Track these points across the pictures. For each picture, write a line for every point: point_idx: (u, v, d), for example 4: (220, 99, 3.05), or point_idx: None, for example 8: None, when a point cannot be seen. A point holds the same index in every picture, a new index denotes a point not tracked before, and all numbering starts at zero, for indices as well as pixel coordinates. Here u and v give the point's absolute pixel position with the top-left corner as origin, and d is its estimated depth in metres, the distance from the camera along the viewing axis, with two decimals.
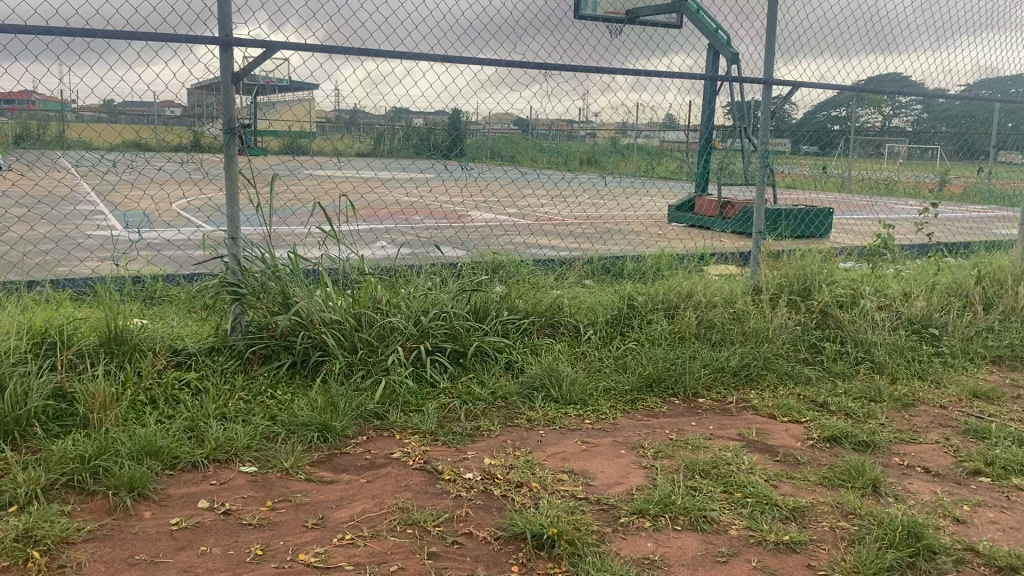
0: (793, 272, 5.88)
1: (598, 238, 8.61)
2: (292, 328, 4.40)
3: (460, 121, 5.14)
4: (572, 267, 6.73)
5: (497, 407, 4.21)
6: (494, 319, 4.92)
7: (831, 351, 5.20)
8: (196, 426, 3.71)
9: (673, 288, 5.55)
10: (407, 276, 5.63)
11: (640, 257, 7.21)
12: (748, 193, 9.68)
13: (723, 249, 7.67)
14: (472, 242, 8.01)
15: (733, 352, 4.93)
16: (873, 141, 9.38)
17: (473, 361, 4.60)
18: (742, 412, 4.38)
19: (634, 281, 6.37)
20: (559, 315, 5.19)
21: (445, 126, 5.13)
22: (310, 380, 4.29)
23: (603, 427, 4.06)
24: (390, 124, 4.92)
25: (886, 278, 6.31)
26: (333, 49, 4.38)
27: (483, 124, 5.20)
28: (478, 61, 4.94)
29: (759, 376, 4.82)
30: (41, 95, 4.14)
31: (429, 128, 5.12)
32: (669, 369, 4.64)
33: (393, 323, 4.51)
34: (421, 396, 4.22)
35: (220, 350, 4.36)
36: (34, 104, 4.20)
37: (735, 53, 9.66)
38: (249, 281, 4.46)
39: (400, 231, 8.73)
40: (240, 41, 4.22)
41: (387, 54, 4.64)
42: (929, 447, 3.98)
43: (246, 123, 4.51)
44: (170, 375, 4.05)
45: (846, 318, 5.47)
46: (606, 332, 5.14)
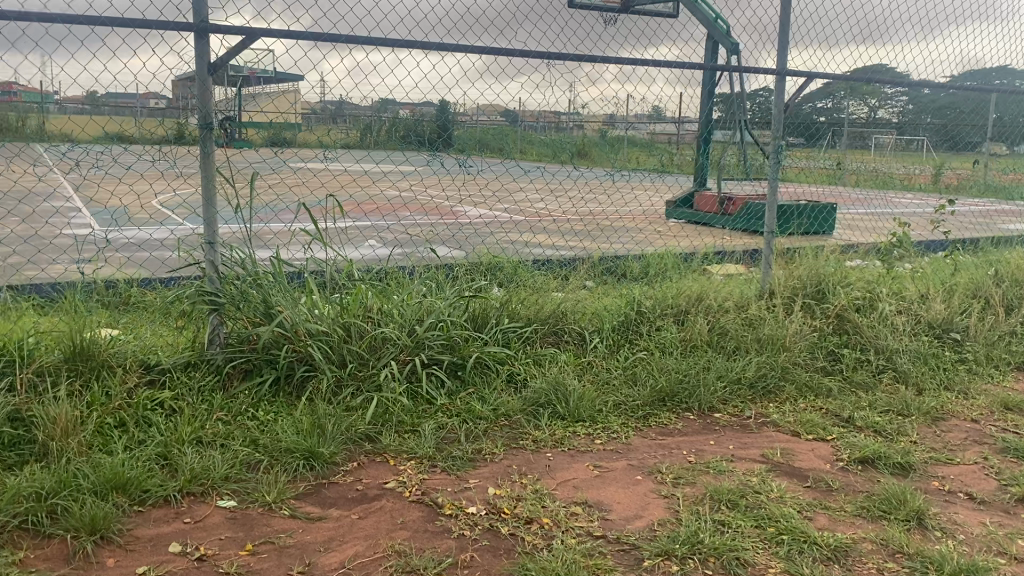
0: (806, 273, 5.57)
1: (597, 235, 8.30)
2: (275, 340, 4.04)
3: (448, 110, 4.81)
4: (573, 268, 6.40)
5: (499, 426, 3.87)
6: (493, 327, 4.58)
7: (852, 360, 4.89)
8: (169, 453, 3.36)
9: (682, 292, 5.22)
10: (399, 280, 5.28)
11: (642, 257, 6.91)
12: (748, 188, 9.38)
13: (728, 248, 7.37)
14: (466, 242, 7.68)
15: (749, 361, 4.61)
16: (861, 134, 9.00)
17: (472, 374, 4.26)
18: (763, 429, 4.06)
19: (638, 283, 6.05)
20: (562, 322, 4.86)
21: (434, 118, 4.79)
22: (295, 397, 3.94)
23: (615, 448, 3.74)
24: (377, 116, 4.58)
25: (901, 278, 6.00)
26: (318, 36, 4.01)
27: (469, 116, 4.87)
28: (470, 49, 4.60)
29: (778, 387, 4.50)
30: (22, 86, 3.78)
31: (416, 120, 4.74)
32: (682, 382, 4.31)
33: (385, 334, 4.17)
34: (416, 415, 3.88)
35: (197, 364, 3.99)
36: (16, 95, 3.84)
37: (735, 43, 9.32)
38: (228, 289, 4.09)
39: (390, 229, 8.38)
40: (216, 28, 3.85)
41: (374, 41, 4.30)
42: (969, 469, 3.67)
43: (229, 114, 4.21)
44: (141, 394, 3.69)
45: (865, 323, 5.16)
46: (613, 340, 4.81)
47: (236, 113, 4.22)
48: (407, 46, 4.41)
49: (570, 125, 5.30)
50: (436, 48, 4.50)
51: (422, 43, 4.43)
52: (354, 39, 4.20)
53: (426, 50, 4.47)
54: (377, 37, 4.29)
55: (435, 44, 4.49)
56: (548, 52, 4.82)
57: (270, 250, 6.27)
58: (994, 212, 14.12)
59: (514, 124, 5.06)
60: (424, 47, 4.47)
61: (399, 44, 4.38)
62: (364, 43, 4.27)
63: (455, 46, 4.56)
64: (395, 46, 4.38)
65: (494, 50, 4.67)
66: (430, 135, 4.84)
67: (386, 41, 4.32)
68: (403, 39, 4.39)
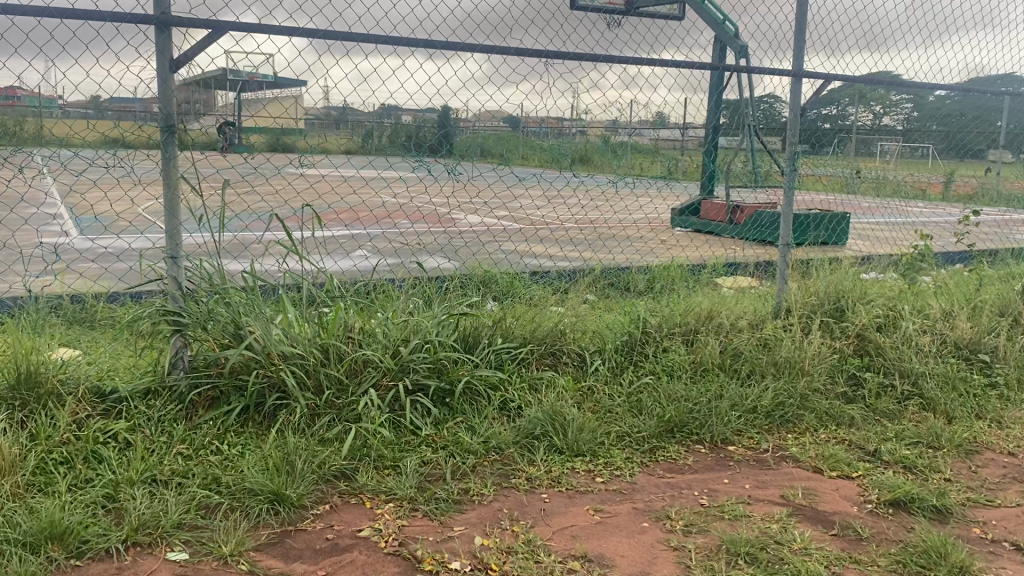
0: (822, 289, 5.20)
1: (599, 246, 7.94)
2: (244, 364, 3.68)
3: (449, 117, 4.44)
4: (574, 282, 6.05)
5: (490, 462, 3.50)
6: (485, 348, 4.21)
7: (874, 385, 4.51)
8: (118, 495, 2.99)
9: (691, 309, 4.85)
10: (387, 295, 4.92)
11: (646, 269, 6.55)
12: (757, 196, 9.03)
13: (737, 260, 7.01)
14: (461, 252, 7.32)
15: (764, 387, 4.24)
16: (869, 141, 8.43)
17: (461, 401, 3.89)
18: (781, 464, 3.69)
19: (643, 298, 5.69)
20: (561, 342, 4.48)
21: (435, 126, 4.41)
22: (265, 428, 3.58)
23: (618, 488, 3.37)
24: (378, 122, 4.23)
25: (924, 294, 5.63)
26: (291, 31, 3.65)
27: (472, 120, 4.48)
28: (461, 46, 4.23)
29: (796, 417, 4.13)
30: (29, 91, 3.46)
31: (418, 125, 4.37)
32: (692, 412, 3.95)
33: (366, 357, 3.80)
34: (399, 449, 3.51)
35: (158, 392, 3.63)
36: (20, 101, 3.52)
37: (743, 45, 8.96)
38: (193, 308, 3.73)
39: (383, 237, 8.03)
40: (179, 20, 3.49)
41: (355, 37, 3.92)
42: (1012, 513, 3.30)
43: (230, 119, 3.89)
44: (92, 426, 3.33)
45: (887, 344, 4.79)
46: (616, 362, 4.44)
47: (236, 115, 3.86)
48: (392, 43, 4.04)
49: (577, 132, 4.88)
50: (425, 47, 4.13)
51: (409, 40, 4.06)
52: (332, 35, 3.82)
53: (414, 48, 4.10)
54: (358, 32, 3.91)
55: (424, 41, 4.12)
56: (547, 50, 4.46)
57: (252, 261, 5.93)
58: (1007, 222, 13.76)
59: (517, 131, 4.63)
60: (412, 45, 4.10)
61: (386, 42, 4.01)
62: (344, 39, 3.90)
63: (445, 43, 4.19)
64: (380, 43, 4.00)
65: (489, 47, 4.30)
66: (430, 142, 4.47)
67: (370, 38, 3.94)
68: (388, 35, 4.02)
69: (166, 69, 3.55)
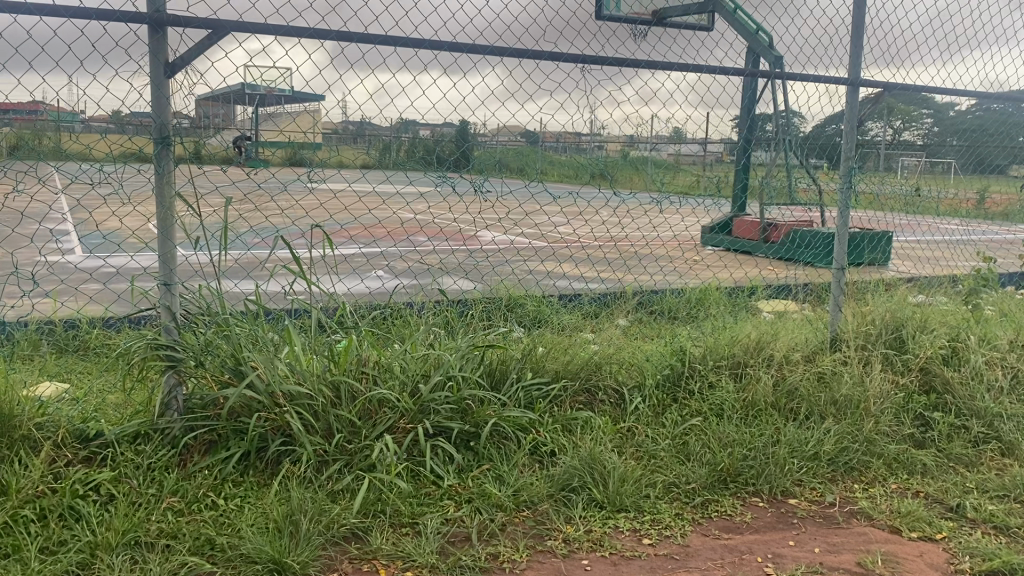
0: (879, 318, 4.75)
1: (627, 267, 7.53)
2: (246, 404, 3.28)
3: (467, 131, 4.05)
4: (604, 309, 5.63)
5: (520, 519, 3.08)
6: (513, 384, 3.80)
7: (945, 426, 4.05)
8: (95, 561, 2.59)
9: (737, 340, 4.42)
10: (406, 323, 4.52)
11: (682, 292, 6.13)
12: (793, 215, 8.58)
13: (777, 284, 6.59)
14: (482, 273, 6.93)
15: (824, 430, 3.80)
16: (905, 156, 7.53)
17: (488, 445, 3.47)
18: (852, 523, 3.24)
19: (681, 325, 5.27)
20: (596, 377, 4.06)
21: (460, 140, 4.03)
22: (269, 477, 3.18)
23: (669, 552, 2.93)
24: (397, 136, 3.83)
25: (989, 322, 5.15)
26: (301, 32, 3.28)
27: (490, 135, 4.09)
28: (487, 50, 3.85)
29: (862, 465, 3.68)
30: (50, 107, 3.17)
31: (436, 140, 4.00)
32: (747, 460, 3.52)
33: (382, 395, 3.40)
34: (417, 503, 3.10)
35: (149, 435, 3.24)
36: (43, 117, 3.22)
37: (778, 56, 8.53)
38: (188, 341, 3.35)
39: (400, 256, 7.66)
40: (174, 19, 3.12)
41: (372, 38, 3.54)
42: None
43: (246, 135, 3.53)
44: (72, 476, 2.94)
45: (957, 379, 4.32)
46: (657, 399, 4.00)
47: (253, 135, 3.54)
48: (412, 46, 3.66)
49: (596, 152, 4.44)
50: (447, 49, 3.74)
51: (431, 43, 3.68)
52: (346, 36, 3.44)
53: (436, 51, 3.72)
54: (375, 33, 3.53)
55: (447, 43, 3.74)
56: (581, 55, 4.09)
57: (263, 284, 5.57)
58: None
59: (537, 150, 4.26)
60: (433, 48, 3.72)
61: (406, 45, 3.62)
62: (358, 41, 3.52)
63: (469, 47, 3.81)
64: (400, 44, 3.62)
65: (518, 52, 3.92)
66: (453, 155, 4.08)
67: (388, 40, 3.56)
68: (407, 36, 3.64)
69: (161, 74, 3.18)
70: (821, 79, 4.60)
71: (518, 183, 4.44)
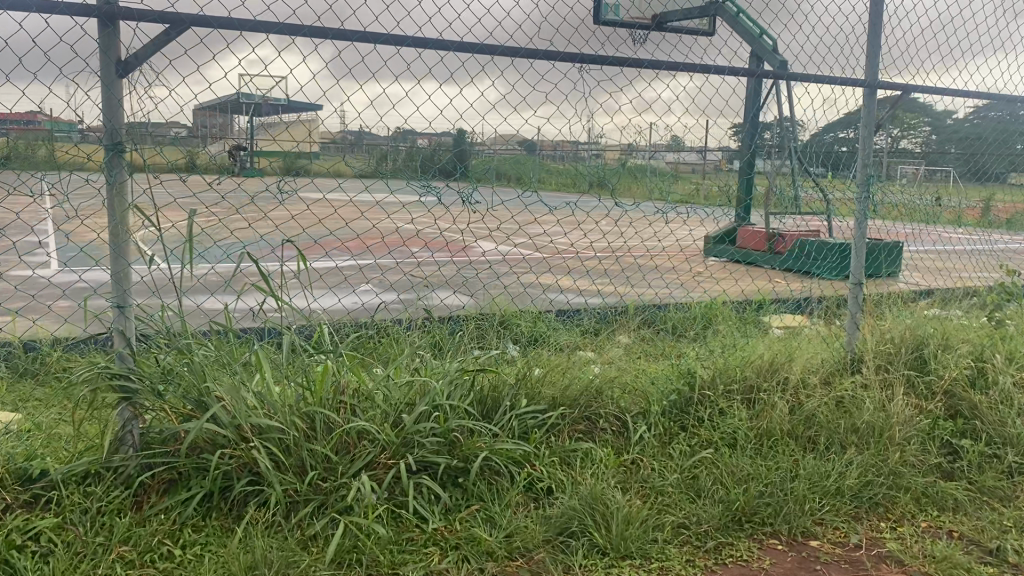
0: (898, 338, 4.45)
1: (627, 280, 7.23)
2: (209, 439, 2.96)
3: (464, 139, 3.74)
4: (604, 326, 5.32)
5: (512, 569, 2.76)
6: (506, 413, 3.48)
7: (976, 456, 3.72)
8: None
9: (749, 361, 4.11)
10: (392, 342, 4.20)
11: (685, 307, 5.82)
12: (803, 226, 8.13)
13: (785, 298, 6.28)
14: (476, 286, 6.62)
15: (845, 462, 3.48)
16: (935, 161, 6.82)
17: (477, 482, 3.15)
18: (882, 569, 2.92)
19: (685, 344, 4.96)
20: (597, 404, 3.74)
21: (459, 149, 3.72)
22: (234, 521, 2.86)
23: None
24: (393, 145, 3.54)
25: (1014, 339, 4.83)
26: (269, 27, 2.98)
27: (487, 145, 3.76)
28: (476, 47, 3.54)
29: (889, 500, 3.35)
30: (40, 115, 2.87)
31: (434, 150, 3.69)
32: (763, 497, 3.20)
33: (362, 427, 3.09)
34: (397, 550, 2.78)
35: (101, 474, 2.92)
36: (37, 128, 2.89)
37: (781, 61, 8.23)
38: (146, 369, 3.03)
39: (391, 268, 7.35)
40: (126, 12, 2.82)
41: (349, 35, 3.23)
42: None
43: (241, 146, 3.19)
44: (8, 524, 2.62)
45: (985, 403, 3.99)
46: (664, 428, 3.69)
47: (245, 142, 3.14)
48: (394, 44, 3.36)
49: (594, 159, 4.11)
50: (432, 47, 3.43)
51: (415, 40, 3.37)
52: (321, 32, 3.12)
53: (420, 48, 3.41)
54: (353, 29, 3.22)
55: (432, 40, 3.43)
56: (580, 54, 3.79)
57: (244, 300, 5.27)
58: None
59: (534, 157, 3.91)
60: (417, 45, 3.41)
61: (387, 42, 3.31)
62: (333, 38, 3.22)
63: (456, 45, 3.50)
64: (380, 42, 3.31)
65: (510, 50, 3.61)
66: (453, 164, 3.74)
67: (366, 36, 3.25)
68: (388, 33, 3.33)
69: (112, 72, 2.87)
70: (835, 81, 4.29)
71: (510, 192, 4.12)
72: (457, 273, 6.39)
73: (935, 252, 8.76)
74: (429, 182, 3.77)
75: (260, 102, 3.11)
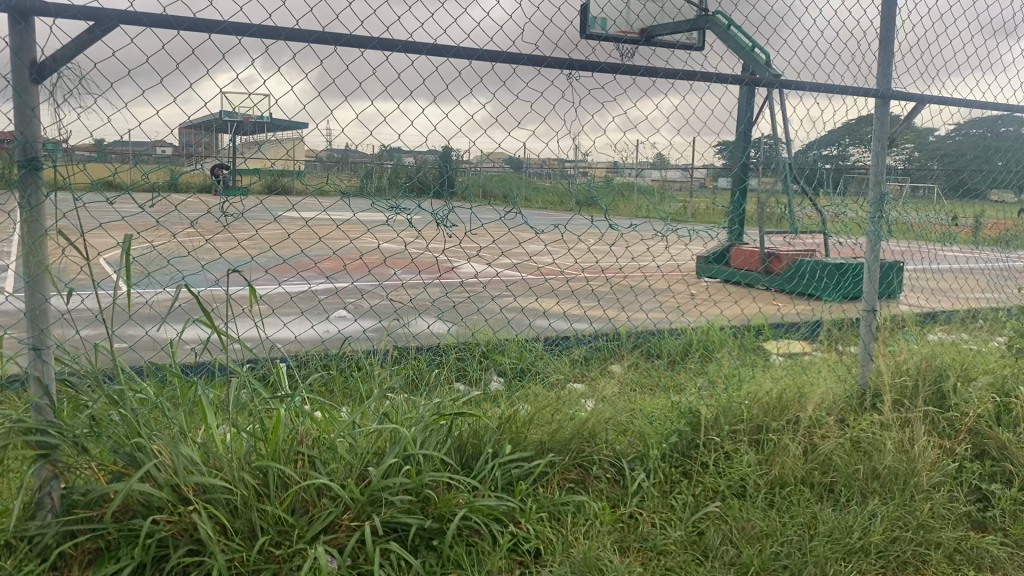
0: (913, 372, 4.10)
1: (617, 302, 6.86)
2: (143, 502, 2.56)
3: (449, 156, 3.38)
4: (594, 356, 4.94)
5: None
6: (488, 461, 3.08)
7: (1010, 504, 3.34)
8: None
9: (755, 398, 3.74)
10: (362, 379, 3.81)
11: (680, 333, 5.45)
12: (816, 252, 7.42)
13: (785, 322, 5.93)
14: (457, 311, 6.24)
15: (868, 514, 3.10)
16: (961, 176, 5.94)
17: (454, 546, 2.75)
18: None
19: (682, 376, 4.59)
20: (589, 449, 3.35)
21: (436, 165, 3.35)
22: None
23: None
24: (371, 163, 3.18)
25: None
26: (211, 25, 2.66)
27: (476, 164, 3.44)
28: (452, 51, 3.18)
29: (919, 558, 2.97)
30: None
31: (418, 171, 3.31)
32: (780, 558, 2.82)
33: (322, 484, 2.69)
34: None
35: (14, 545, 2.49)
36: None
37: None
38: (70, 420, 2.63)
39: (367, 292, 6.96)
40: (44, 8, 2.48)
41: (305, 35, 2.89)
42: None
43: (222, 164, 2.88)
44: None
45: (1015, 442, 3.63)
46: (664, 475, 3.30)
47: (229, 161, 2.87)
48: (358, 46, 3.00)
49: (582, 178, 3.75)
50: (402, 50, 3.09)
51: (381, 42, 3.03)
52: (272, 31, 2.77)
53: (387, 52, 3.06)
54: (309, 30, 2.88)
55: (400, 43, 3.09)
56: (569, 60, 3.46)
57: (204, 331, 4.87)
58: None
59: (520, 175, 3.56)
60: (384, 48, 3.06)
61: (349, 44, 2.96)
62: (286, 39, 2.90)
63: (428, 48, 3.15)
64: (341, 43, 2.97)
65: (488, 55, 3.27)
66: (433, 181, 3.36)
67: (325, 37, 2.91)
68: (350, 33, 2.98)
69: (25, 77, 2.52)
70: (840, 89, 3.98)
71: (491, 214, 3.65)
72: (438, 297, 6.01)
73: (938, 273, 8.45)
74: (401, 204, 3.37)
75: (244, 120, 2.85)
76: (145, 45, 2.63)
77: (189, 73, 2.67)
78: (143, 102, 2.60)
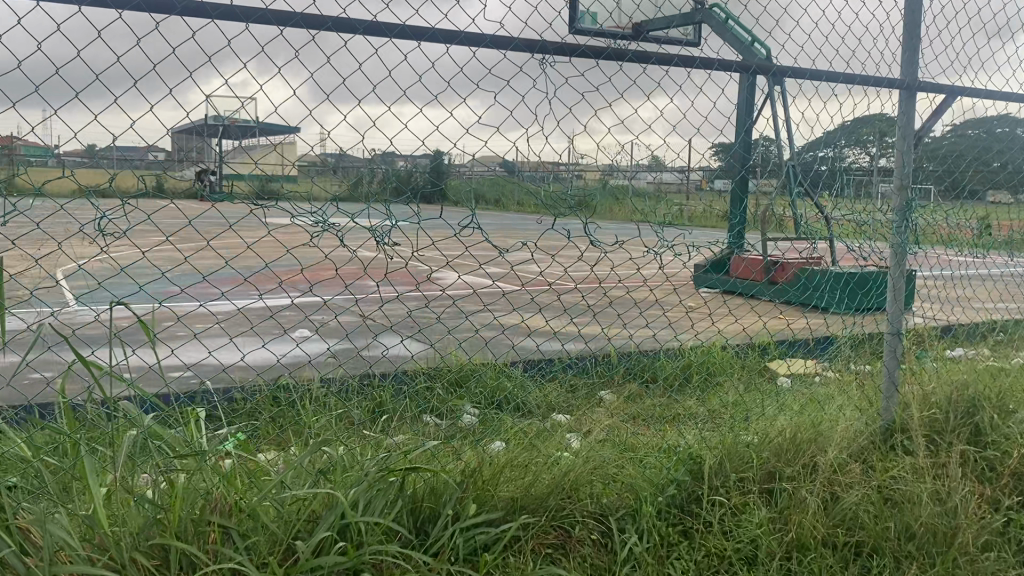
0: (943, 406, 3.58)
1: (610, 318, 6.36)
2: None
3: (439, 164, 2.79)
4: (581, 383, 4.44)
5: None
6: (447, 526, 2.56)
7: None
8: None
9: (767, 438, 3.24)
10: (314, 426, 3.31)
11: (678, 354, 4.94)
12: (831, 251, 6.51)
13: (792, 340, 5.42)
14: (435, 330, 5.75)
15: None
16: (1000, 183, 5.22)
17: None
18: None
19: (681, 409, 4.08)
20: (572, 505, 2.84)
21: (386, 179, 2.75)
22: None
23: None
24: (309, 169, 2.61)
25: None
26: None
27: (471, 168, 2.83)
28: (395, 29, 2.65)
29: None
30: None
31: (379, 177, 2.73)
32: None
33: (232, 566, 2.18)
34: None
35: None
36: None
37: None
38: None
39: (341, 311, 6.47)
40: None
41: (208, 11, 2.45)
42: None
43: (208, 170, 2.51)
44: None
45: None
46: (659, 536, 2.79)
47: (216, 167, 2.50)
48: (277, 22, 2.52)
49: (565, 184, 3.15)
50: (333, 30, 2.56)
51: (305, 18, 2.52)
52: (163, 5, 2.40)
53: (315, 30, 2.55)
54: (212, 3, 2.44)
55: (330, 19, 2.57)
56: (540, 43, 2.95)
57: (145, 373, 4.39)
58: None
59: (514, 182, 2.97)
60: (310, 27, 2.55)
61: (264, 20, 2.48)
62: (184, 15, 2.43)
63: (365, 26, 2.62)
64: (254, 19, 2.49)
65: (441, 35, 2.75)
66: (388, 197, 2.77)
67: (231, 12, 2.44)
68: (266, 8, 2.51)
69: None
70: (854, 78, 3.47)
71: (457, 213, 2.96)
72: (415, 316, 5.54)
73: (962, 283, 7.86)
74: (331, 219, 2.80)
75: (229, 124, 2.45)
76: (69, 23, 2.26)
77: (135, 61, 2.30)
78: (59, 94, 2.21)
